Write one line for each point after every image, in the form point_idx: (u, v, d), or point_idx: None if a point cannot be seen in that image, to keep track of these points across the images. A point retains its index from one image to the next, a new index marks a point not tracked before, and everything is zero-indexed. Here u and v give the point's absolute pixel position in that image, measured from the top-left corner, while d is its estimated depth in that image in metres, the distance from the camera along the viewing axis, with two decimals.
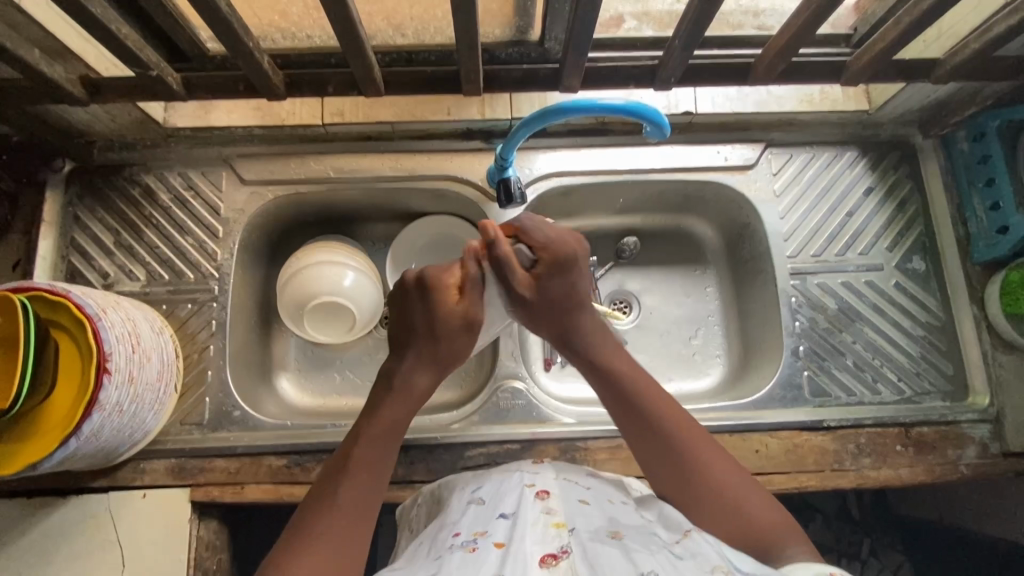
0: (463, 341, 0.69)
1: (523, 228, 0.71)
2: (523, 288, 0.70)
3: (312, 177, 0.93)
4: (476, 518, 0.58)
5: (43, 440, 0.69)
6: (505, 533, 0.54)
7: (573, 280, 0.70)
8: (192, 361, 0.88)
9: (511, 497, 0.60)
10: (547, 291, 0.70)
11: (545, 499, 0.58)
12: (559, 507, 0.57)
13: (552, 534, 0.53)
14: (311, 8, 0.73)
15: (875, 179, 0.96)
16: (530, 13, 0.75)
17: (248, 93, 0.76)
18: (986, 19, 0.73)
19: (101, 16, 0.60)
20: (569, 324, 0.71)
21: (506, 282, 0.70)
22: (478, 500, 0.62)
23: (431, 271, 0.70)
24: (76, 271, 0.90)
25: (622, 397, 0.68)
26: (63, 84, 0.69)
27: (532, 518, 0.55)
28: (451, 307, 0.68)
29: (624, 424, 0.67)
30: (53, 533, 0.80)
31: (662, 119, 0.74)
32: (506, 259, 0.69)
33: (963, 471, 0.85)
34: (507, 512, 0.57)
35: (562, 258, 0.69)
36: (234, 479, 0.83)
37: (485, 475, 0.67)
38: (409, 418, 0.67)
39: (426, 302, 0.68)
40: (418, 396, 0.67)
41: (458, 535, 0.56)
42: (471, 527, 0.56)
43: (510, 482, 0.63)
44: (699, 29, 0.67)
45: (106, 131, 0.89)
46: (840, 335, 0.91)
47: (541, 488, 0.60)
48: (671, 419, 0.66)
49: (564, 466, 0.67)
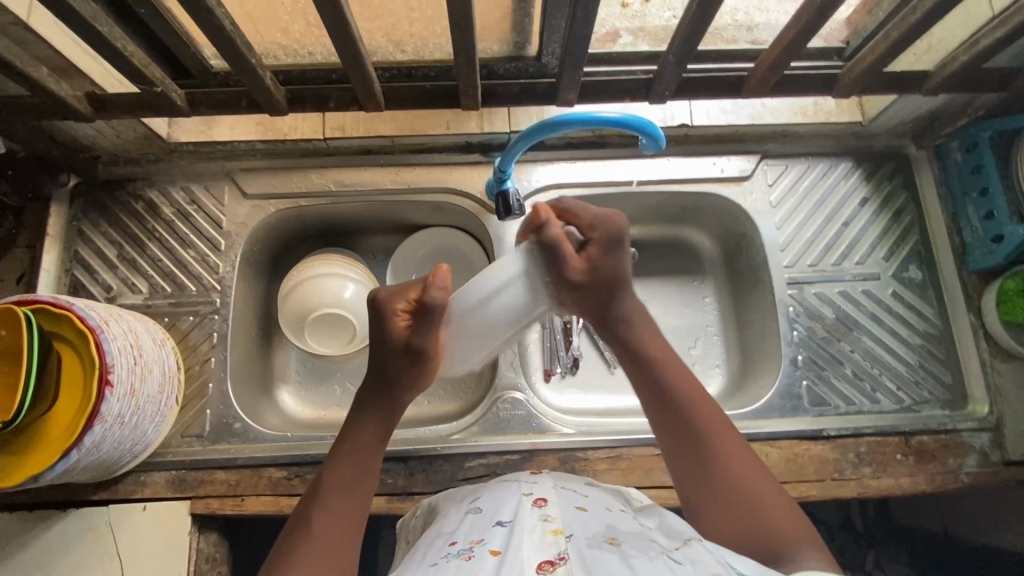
0: (416, 369, 0.68)
1: (574, 207, 0.69)
2: (579, 272, 0.68)
3: (313, 190, 0.94)
4: (473, 526, 0.58)
5: (42, 453, 0.69)
6: (501, 541, 0.54)
7: (622, 259, 0.69)
8: (194, 373, 0.89)
9: (509, 505, 0.60)
10: (602, 272, 0.68)
11: (543, 507, 0.58)
12: (557, 514, 0.57)
13: (550, 540, 0.53)
14: (312, 25, 0.75)
15: (870, 189, 0.97)
16: (527, 29, 0.76)
17: (251, 109, 0.78)
18: (972, 32, 0.74)
19: (109, 35, 0.62)
20: (615, 310, 0.70)
21: (560, 266, 0.67)
22: (476, 510, 0.62)
23: (385, 293, 0.68)
24: (79, 284, 0.91)
25: (651, 389, 0.68)
26: (69, 101, 0.70)
27: (529, 525, 0.55)
28: (400, 331, 0.67)
29: (650, 409, 0.68)
30: (54, 545, 0.80)
31: (657, 130, 0.74)
32: (561, 244, 0.66)
33: (964, 479, 0.85)
34: (505, 519, 0.57)
35: (612, 238, 0.69)
36: (234, 491, 0.83)
37: (482, 486, 0.67)
38: (381, 437, 0.67)
39: (376, 327, 0.68)
40: (387, 419, 0.68)
41: (455, 544, 0.56)
42: (468, 535, 0.57)
43: (508, 492, 0.63)
44: (692, 43, 0.69)
45: (111, 146, 0.90)
46: (837, 344, 0.92)
47: (539, 496, 0.60)
48: (702, 409, 0.66)
49: (563, 475, 0.67)
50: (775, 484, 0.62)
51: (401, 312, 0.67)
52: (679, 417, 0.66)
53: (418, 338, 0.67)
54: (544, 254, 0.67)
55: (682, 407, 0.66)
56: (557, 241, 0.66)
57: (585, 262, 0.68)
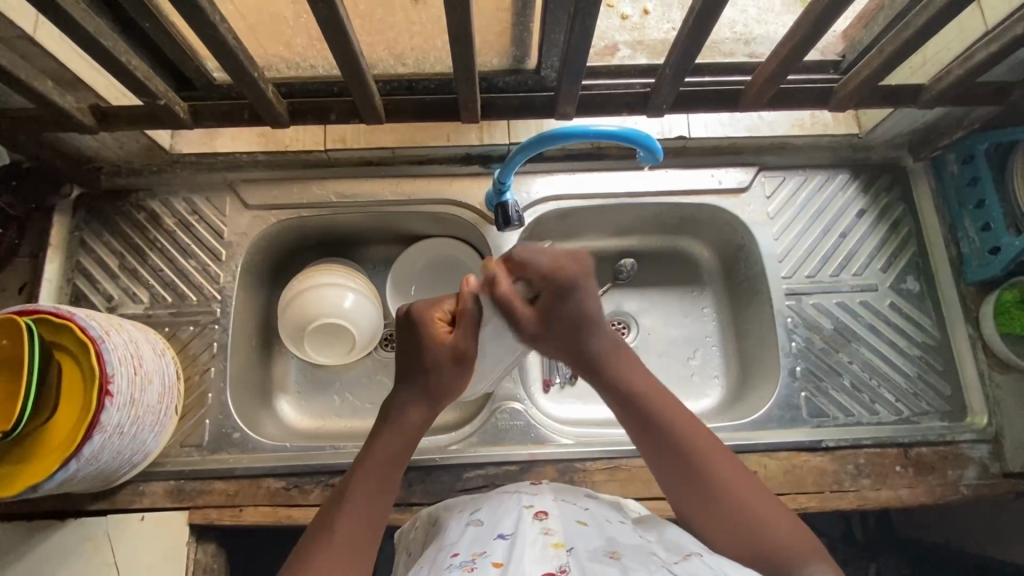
0: (456, 374, 0.69)
1: (520, 258, 0.68)
2: (531, 325, 0.69)
3: (313, 201, 0.95)
4: (474, 539, 0.58)
5: (41, 463, 0.70)
6: (503, 553, 0.54)
7: (580, 304, 0.69)
8: (194, 383, 0.89)
9: (510, 518, 0.60)
10: (558, 319, 0.68)
11: (544, 520, 0.58)
12: (558, 527, 0.57)
13: (551, 553, 0.53)
14: (314, 39, 0.76)
15: (867, 201, 0.97)
16: (526, 43, 0.77)
17: (253, 120, 0.78)
18: (967, 47, 0.75)
19: (114, 49, 0.63)
20: (584, 350, 0.70)
21: (513, 324, 0.69)
22: (477, 522, 0.62)
23: (419, 306, 0.71)
24: (81, 294, 0.91)
25: (633, 413, 0.68)
26: (73, 113, 0.71)
27: (530, 538, 0.55)
28: (441, 339, 0.69)
29: (639, 437, 0.67)
30: (52, 555, 0.80)
31: (654, 143, 0.75)
32: (510, 301, 0.68)
33: (964, 492, 0.85)
34: (506, 532, 0.57)
35: (564, 286, 0.68)
36: (233, 501, 0.83)
37: (483, 498, 0.67)
38: (408, 448, 0.67)
39: (416, 338, 0.69)
40: (415, 429, 0.68)
41: (457, 555, 0.56)
42: (469, 547, 0.57)
43: (509, 504, 0.63)
44: (689, 56, 0.70)
45: (114, 157, 0.91)
46: (836, 355, 0.92)
47: (539, 509, 0.60)
48: (689, 429, 0.66)
49: (563, 487, 0.67)
50: (776, 503, 0.63)
51: (438, 320, 0.70)
52: (666, 436, 0.65)
53: (460, 343, 0.68)
54: (499, 313, 0.69)
55: (668, 427, 0.66)
56: (504, 302, 0.68)
57: (538, 315, 0.69)
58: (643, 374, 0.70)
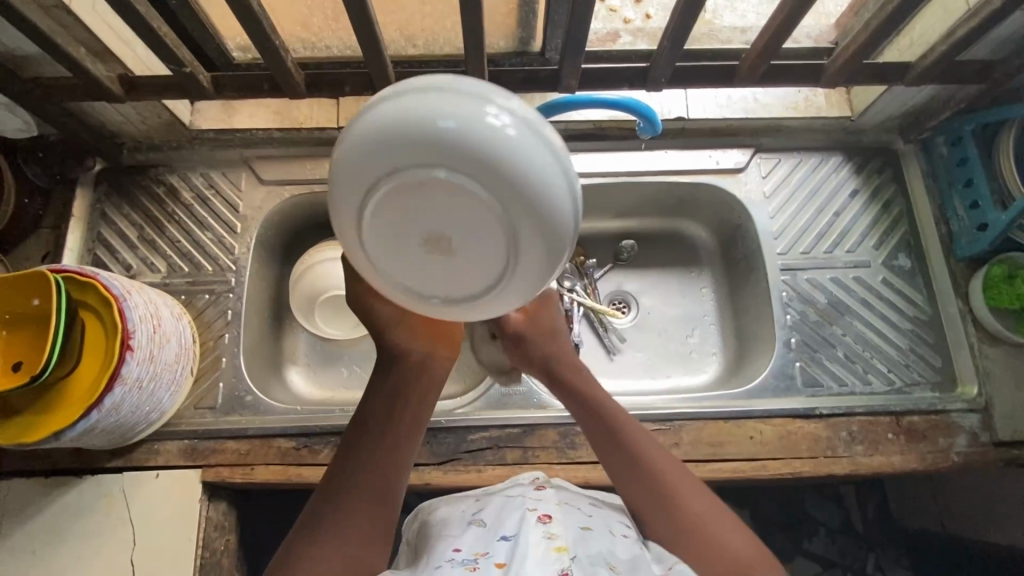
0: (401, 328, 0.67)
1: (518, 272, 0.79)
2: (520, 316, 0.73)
3: (325, 177, 0.98)
4: (478, 538, 0.61)
5: (64, 412, 0.73)
6: (506, 553, 0.57)
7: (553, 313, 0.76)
8: (208, 348, 0.92)
9: (513, 519, 0.63)
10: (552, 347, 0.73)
11: (547, 523, 0.61)
12: (561, 532, 0.60)
13: (553, 557, 0.56)
14: (331, 18, 0.83)
15: (860, 182, 1.01)
16: (532, 24, 0.85)
17: (272, 92, 0.82)
18: (950, 25, 0.78)
19: (146, 14, 0.67)
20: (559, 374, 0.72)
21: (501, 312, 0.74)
22: (480, 523, 0.65)
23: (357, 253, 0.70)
24: (100, 262, 0.95)
25: (601, 433, 0.67)
26: (104, 81, 0.75)
27: (534, 540, 0.58)
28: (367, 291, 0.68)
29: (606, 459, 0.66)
30: (69, 509, 0.83)
31: (654, 115, 0.78)
32: None
33: (955, 459, 0.87)
34: (508, 533, 0.60)
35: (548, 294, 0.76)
36: (245, 460, 0.86)
37: (488, 499, 0.71)
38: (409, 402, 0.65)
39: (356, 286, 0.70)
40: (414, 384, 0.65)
41: (459, 551, 0.60)
42: (472, 546, 0.60)
43: (513, 507, 0.66)
44: (685, 28, 0.73)
45: (136, 132, 0.95)
46: (829, 327, 0.95)
47: (543, 513, 0.63)
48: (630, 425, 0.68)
49: (567, 494, 0.71)
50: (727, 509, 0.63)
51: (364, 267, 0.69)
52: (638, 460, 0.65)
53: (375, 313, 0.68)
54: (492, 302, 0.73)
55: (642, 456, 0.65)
56: None
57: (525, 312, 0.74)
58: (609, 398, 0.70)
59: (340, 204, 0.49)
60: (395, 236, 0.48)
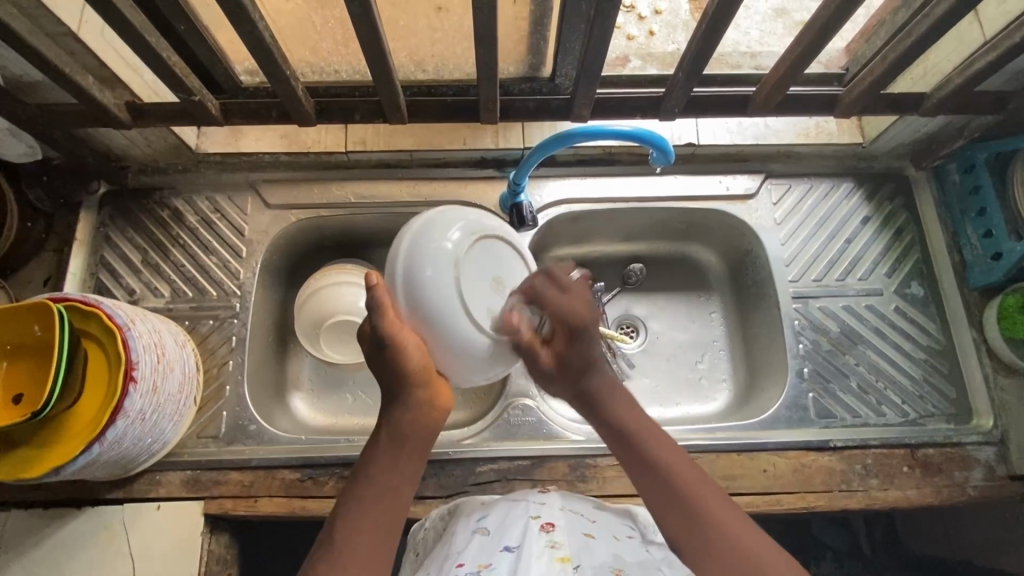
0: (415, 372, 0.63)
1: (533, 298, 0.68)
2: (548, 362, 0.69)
3: (331, 201, 0.97)
4: (481, 549, 0.59)
5: (65, 447, 0.71)
6: (508, 566, 0.54)
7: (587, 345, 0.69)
8: (212, 375, 0.90)
9: (517, 528, 0.60)
10: (568, 361, 0.69)
11: (551, 532, 0.59)
12: (564, 541, 0.58)
13: (557, 568, 0.54)
14: (340, 44, 0.81)
15: (871, 209, 1.00)
16: (542, 51, 0.81)
17: (280, 119, 0.82)
18: (967, 55, 0.78)
19: (155, 44, 0.66)
20: (585, 389, 0.69)
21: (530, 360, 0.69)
22: (483, 530, 0.62)
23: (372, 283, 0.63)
24: (103, 287, 0.93)
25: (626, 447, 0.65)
26: (111, 109, 0.74)
27: (537, 551, 0.56)
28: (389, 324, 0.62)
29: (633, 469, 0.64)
30: (67, 543, 0.81)
31: (667, 144, 0.77)
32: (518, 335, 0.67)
33: (971, 493, 0.86)
34: (512, 544, 0.57)
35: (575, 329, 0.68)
36: (248, 492, 0.84)
37: (493, 504, 0.68)
38: (413, 445, 0.63)
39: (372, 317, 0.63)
40: (418, 429, 0.64)
41: (462, 566, 0.57)
42: (475, 558, 0.57)
43: (517, 513, 0.63)
44: (701, 60, 0.72)
45: (140, 155, 0.94)
46: (842, 357, 0.94)
47: (546, 521, 0.61)
48: (650, 434, 0.65)
49: (573, 498, 0.69)
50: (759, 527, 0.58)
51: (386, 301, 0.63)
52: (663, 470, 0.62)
53: (403, 357, 0.62)
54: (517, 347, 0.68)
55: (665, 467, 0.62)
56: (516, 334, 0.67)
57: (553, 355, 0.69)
58: (636, 412, 0.67)
59: (430, 255, 0.63)
60: (466, 286, 0.64)
